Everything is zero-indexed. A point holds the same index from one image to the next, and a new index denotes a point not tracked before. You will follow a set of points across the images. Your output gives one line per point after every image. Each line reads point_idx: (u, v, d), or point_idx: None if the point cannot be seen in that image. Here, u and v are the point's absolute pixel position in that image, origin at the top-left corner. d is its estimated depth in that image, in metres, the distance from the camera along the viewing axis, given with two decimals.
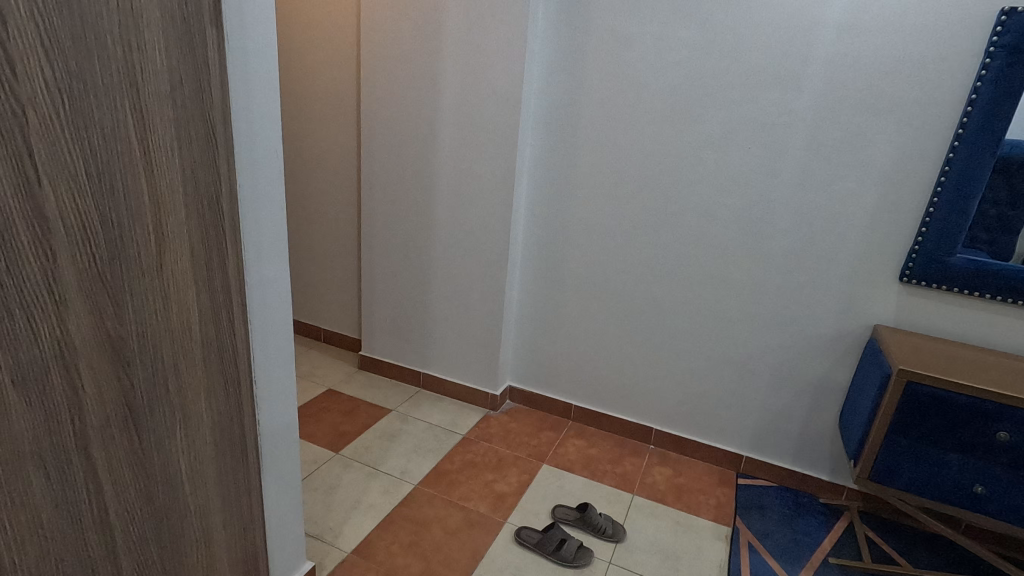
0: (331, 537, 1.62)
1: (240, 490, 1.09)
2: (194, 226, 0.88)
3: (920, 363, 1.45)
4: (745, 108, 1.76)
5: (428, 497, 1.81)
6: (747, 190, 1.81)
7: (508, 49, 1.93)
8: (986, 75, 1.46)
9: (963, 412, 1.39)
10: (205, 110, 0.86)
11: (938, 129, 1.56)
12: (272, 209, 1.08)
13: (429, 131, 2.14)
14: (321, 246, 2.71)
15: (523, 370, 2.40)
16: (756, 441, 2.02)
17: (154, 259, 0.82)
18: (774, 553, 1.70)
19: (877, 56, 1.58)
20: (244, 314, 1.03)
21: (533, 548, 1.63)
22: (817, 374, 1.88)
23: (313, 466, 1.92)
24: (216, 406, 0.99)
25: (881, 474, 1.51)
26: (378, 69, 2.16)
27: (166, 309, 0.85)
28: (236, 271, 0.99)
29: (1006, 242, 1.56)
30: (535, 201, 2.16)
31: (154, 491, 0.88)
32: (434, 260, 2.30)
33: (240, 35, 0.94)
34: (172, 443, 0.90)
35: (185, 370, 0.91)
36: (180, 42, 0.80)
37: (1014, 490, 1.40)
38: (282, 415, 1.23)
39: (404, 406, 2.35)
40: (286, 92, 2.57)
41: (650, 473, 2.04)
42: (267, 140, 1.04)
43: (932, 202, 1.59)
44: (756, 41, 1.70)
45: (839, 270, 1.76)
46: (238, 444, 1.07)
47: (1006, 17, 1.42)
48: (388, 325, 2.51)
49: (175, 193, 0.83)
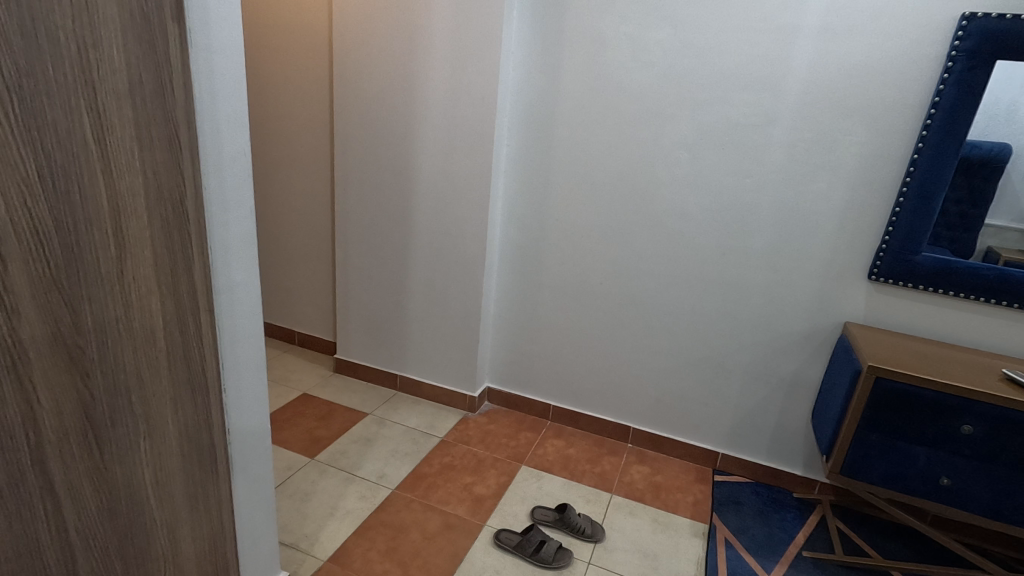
0: (307, 545, 1.59)
1: (209, 502, 1.06)
2: (157, 230, 0.85)
3: (888, 359, 1.48)
4: (719, 109, 1.78)
5: (406, 502, 1.79)
6: (721, 189, 1.83)
7: (485, 49, 1.91)
8: (949, 78, 1.50)
9: (930, 406, 1.43)
10: (167, 110, 0.83)
11: (903, 130, 1.60)
12: (241, 212, 1.05)
13: (404, 131, 2.11)
14: (294, 247, 2.65)
15: (500, 371, 2.39)
16: (732, 438, 2.05)
17: (113, 265, 0.78)
18: (750, 548, 1.72)
19: (847, 59, 1.61)
20: (211, 320, 1.00)
21: (513, 550, 1.62)
22: (789, 370, 1.91)
23: (287, 472, 1.88)
24: (183, 417, 0.96)
25: (851, 467, 1.55)
26: (353, 67, 2.13)
27: (127, 316, 0.82)
28: (202, 275, 0.96)
29: (967, 239, 1.61)
30: (511, 201, 2.15)
31: (118, 506, 0.84)
32: (411, 261, 2.27)
33: (205, 31, 0.91)
34: (136, 455, 0.87)
35: (150, 379, 0.87)
36: (140, 38, 0.77)
37: (977, 481, 1.45)
38: (254, 423, 1.20)
39: (381, 410, 2.32)
40: (256, 90, 2.50)
41: (628, 472, 2.05)
42: (235, 140, 1.01)
43: (899, 202, 1.63)
44: (730, 42, 1.72)
45: (811, 269, 1.79)
46: (206, 455, 1.04)
47: (967, 22, 1.46)
48: (364, 327, 2.48)
49: (136, 195, 0.80)
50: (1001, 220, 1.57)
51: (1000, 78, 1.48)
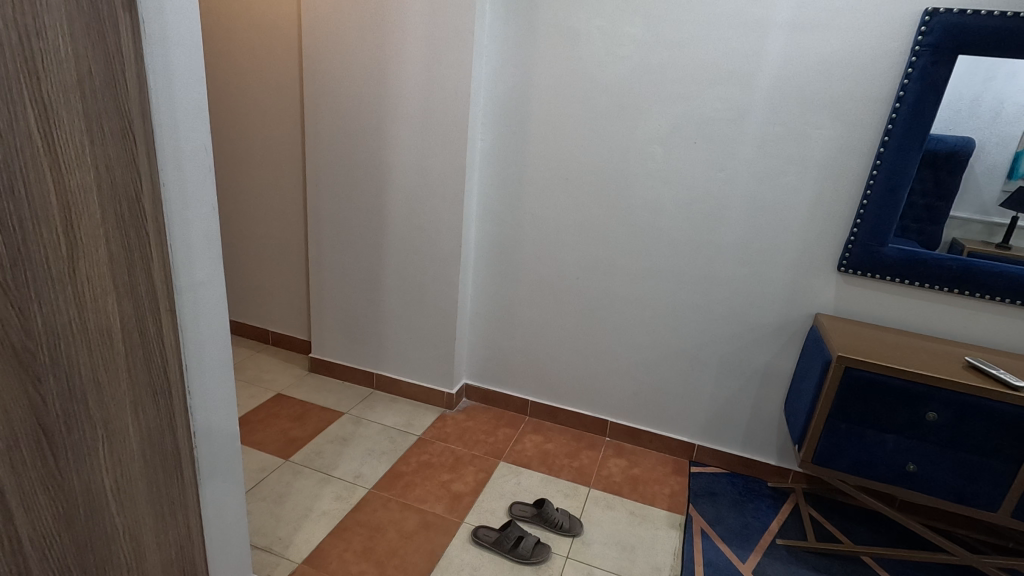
0: (281, 547, 1.56)
1: (174, 508, 1.03)
2: (111, 227, 0.81)
3: (857, 349, 1.51)
4: (691, 103, 1.79)
5: (383, 501, 1.77)
6: (695, 183, 1.85)
7: (458, 42, 1.89)
8: (912, 72, 1.53)
9: (897, 395, 1.46)
10: (120, 103, 0.80)
11: (870, 124, 1.63)
12: (202, 208, 1.02)
13: (377, 126, 2.08)
14: (266, 244, 2.60)
15: (478, 368, 2.38)
16: (707, 429, 2.07)
17: (64, 264, 0.75)
18: (725, 537, 1.75)
19: (815, 54, 1.64)
20: (173, 321, 0.97)
21: (491, 548, 1.61)
22: (763, 361, 1.93)
23: (261, 474, 1.84)
24: (145, 421, 0.93)
25: (822, 455, 1.58)
26: (323, 61, 2.09)
27: (81, 317, 0.79)
28: (162, 274, 0.93)
29: (933, 231, 1.65)
30: (486, 197, 2.14)
31: (75, 514, 0.81)
32: (386, 258, 2.25)
33: (160, 20, 0.88)
34: (94, 461, 0.84)
35: (107, 383, 0.84)
36: (87, 27, 0.74)
37: (942, 466, 1.48)
38: (222, 425, 1.17)
39: (357, 409, 2.29)
40: (223, 84, 2.44)
41: (606, 465, 2.06)
42: (194, 135, 0.98)
43: (866, 194, 1.66)
44: (702, 36, 1.73)
45: (782, 262, 1.82)
46: (171, 460, 1.01)
47: (929, 18, 1.49)
48: (340, 325, 2.44)
49: (88, 192, 0.77)
50: (965, 213, 1.61)
51: (962, 73, 1.51)
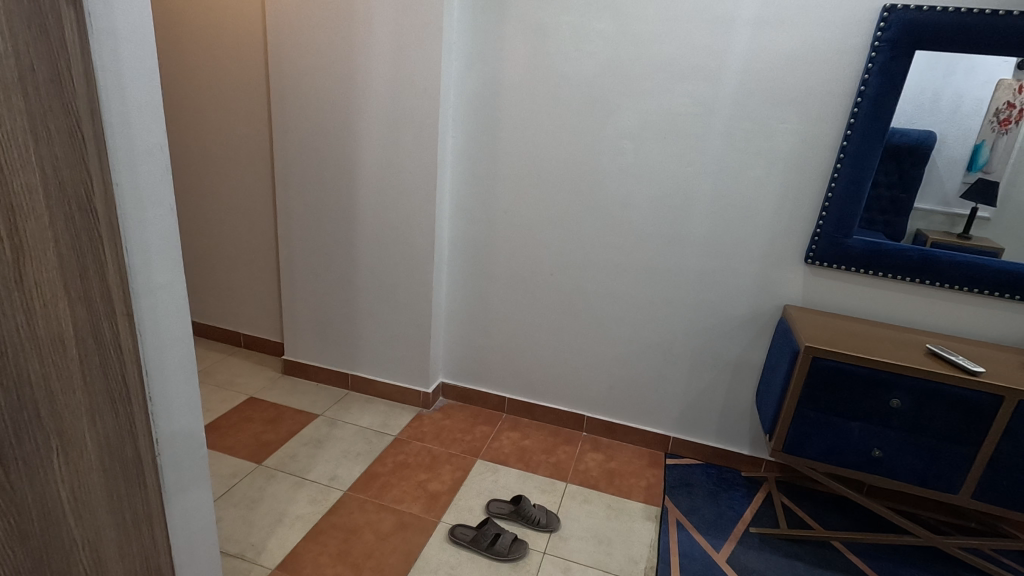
0: (254, 553, 1.53)
1: (137, 518, 1.00)
2: (60, 230, 0.78)
3: (824, 339, 1.55)
4: (659, 98, 1.80)
5: (359, 502, 1.76)
6: (665, 178, 1.86)
7: (427, 38, 1.87)
8: (873, 67, 1.57)
9: (862, 383, 1.50)
10: (66, 101, 0.78)
11: (833, 118, 1.66)
12: (158, 210, 0.99)
13: (346, 124, 2.05)
14: (234, 244, 2.55)
15: (454, 365, 2.37)
16: (682, 421, 2.10)
17: (11, 268, 0.72)
18: (700, 527, 1.77)
19: (780, 51, 1.66)
20: (131, 327, 0.95)
21: (468, 546, 1.61)
22: (735, 353, 1.96)
23: (232, 479, 1.81)
24: (102, 429, 0.90)
25: (792, 444, 1.61)
26: (289, 58, 2.05)
27: (29, 324, 0.76)
28: (116, 276, 0.90)
29: (898, 223, 1.69)
30: (458, 193, 2.13)
31: (29, 528, 0.78)
32: (357, 256, 2.22)
33: (107, 15, 0.85)
34: (48, 472, 0.81)
35: (60, 390, 0.81)
36: (30, 22, 0.71)
37: (906, 450, 1.52)
38: (186, 431, 1.14)
39: (332, 410, 2.26)
40: (185, 80, 2.38)
41: (582, 460, 2.07)
42: (148, 132, 0.95)
43: (831, 188, 1.69)
44: (668, 32, 1.74)
45: (751, 255, 1.85)
46: (132, 468, 0.98)
47: (887, 13, 1.52)
48: (312, 326, 2.41)
49: (34, 194, 0.74)
50: (928, 204, 1.65)
51: (921, 68, 1.55)
